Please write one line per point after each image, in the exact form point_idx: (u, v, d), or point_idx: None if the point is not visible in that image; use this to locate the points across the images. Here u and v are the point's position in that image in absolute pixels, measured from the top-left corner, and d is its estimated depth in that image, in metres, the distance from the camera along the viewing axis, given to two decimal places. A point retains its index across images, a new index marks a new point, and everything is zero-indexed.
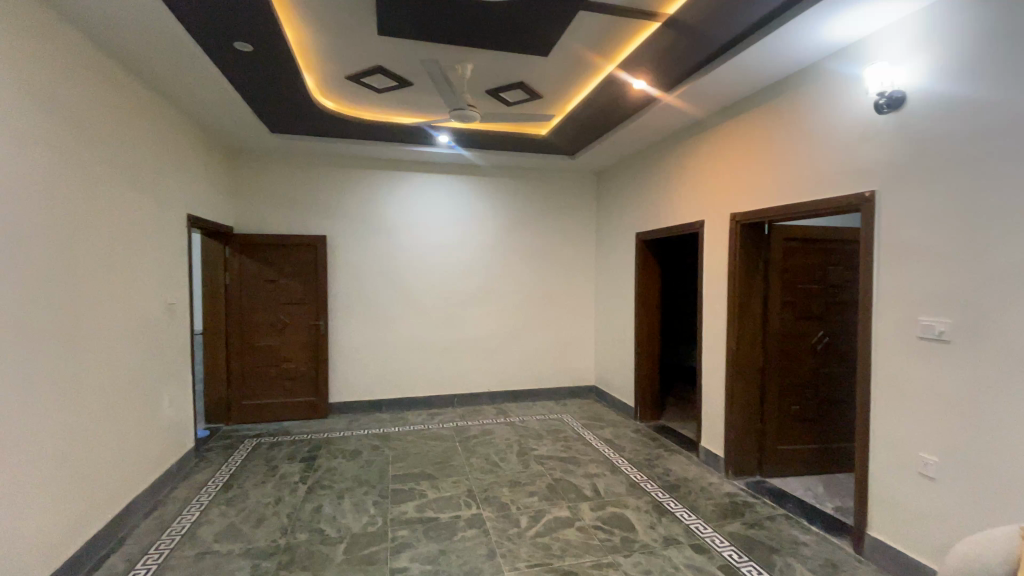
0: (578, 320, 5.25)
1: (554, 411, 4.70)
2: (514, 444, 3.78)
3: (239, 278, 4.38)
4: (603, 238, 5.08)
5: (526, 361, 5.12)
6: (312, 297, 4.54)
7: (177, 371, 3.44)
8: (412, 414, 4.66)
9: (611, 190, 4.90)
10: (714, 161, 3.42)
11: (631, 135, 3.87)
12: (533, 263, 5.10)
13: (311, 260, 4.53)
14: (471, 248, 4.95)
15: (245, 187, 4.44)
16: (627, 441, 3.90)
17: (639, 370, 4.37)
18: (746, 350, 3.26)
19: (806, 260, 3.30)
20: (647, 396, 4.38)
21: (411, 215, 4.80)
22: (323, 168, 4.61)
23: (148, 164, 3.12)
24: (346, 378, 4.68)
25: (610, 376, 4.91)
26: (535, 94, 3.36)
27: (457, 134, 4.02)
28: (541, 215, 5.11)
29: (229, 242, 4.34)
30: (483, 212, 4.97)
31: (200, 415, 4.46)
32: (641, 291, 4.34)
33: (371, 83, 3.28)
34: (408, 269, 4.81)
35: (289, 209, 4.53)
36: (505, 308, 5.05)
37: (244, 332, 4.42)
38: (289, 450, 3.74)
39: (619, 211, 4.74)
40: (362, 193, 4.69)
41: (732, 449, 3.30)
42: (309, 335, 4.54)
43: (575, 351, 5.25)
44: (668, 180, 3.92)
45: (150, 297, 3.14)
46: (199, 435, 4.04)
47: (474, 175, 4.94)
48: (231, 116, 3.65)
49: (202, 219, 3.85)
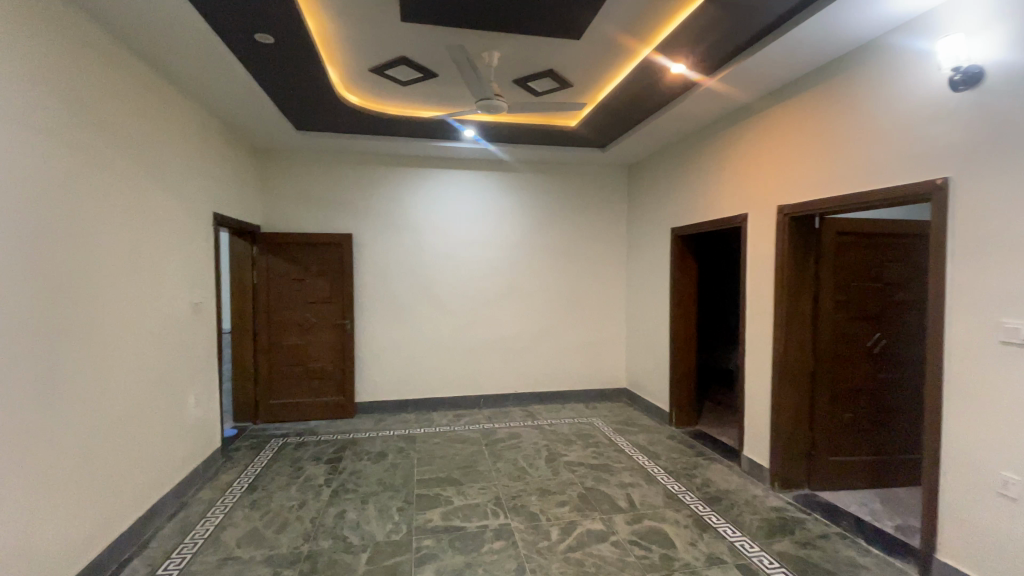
0: (608, 320, 5.06)
1: (585, 415, 4.53)
2: (543, 449, 3.63)
3: (266, 278, 4.37)
4: (635, 234, 4.87)
5: (556, 362, 4.96)
6: (338, 296, 4.49)
7: (203, 371, 3.43)
8: (438, 415, 4.56)
9: (644, 183, 4.68)
10: (759, 151, 3.19)
11: (667, 125, 3.66)
12: (561, 261, 4.94)
13: (337, 259, 4.49)
14: (498, 245, 4.81)
15: (272, 186, 4.42)
16: (662, 449, 3.70)
17: (675, 373, 4.15)
18: (795, 353, 3.02)
19: (861, 255, 3.03)
20: (684, 400, 4.16)
21: (437, 212, 4.70)
22: (349, 165, 4.55)
23: (173, 164, 3.11)
24: (372, 378, 4.62)
25: (643, 378, 4.71)
26: (565, 82, 3.20)
27: (484, 128, 3.89)
28: (570, 211, 4.94)
29: (256, 241, 4.33)
30: (510, 208, 4.83)
31: (228, 414, 4.47)
32: (677, 290, 4.12)
33: (395, 76, 3.18)
34: (435, 267, 4.71)
35: (315, 207, 4.50)
36: (533, 307, 4.90)
37: (272, 331, 4.41)
38: (315, 452, 3.69)
39: (653, 205, 4.52)
40: (388, 190, 4.62)
41: (779, 460, 3.07)
42: (335, 335, 4.50)
43: (606, 352, 5.05)
44: (708, 172, 3.70)
45: (176, 297, 3.12)
46: (227, 434, 4.05)
47: (501, 170, 4.80)
48: (256, 113, 3.60)
49: (228, 218, 3.84)
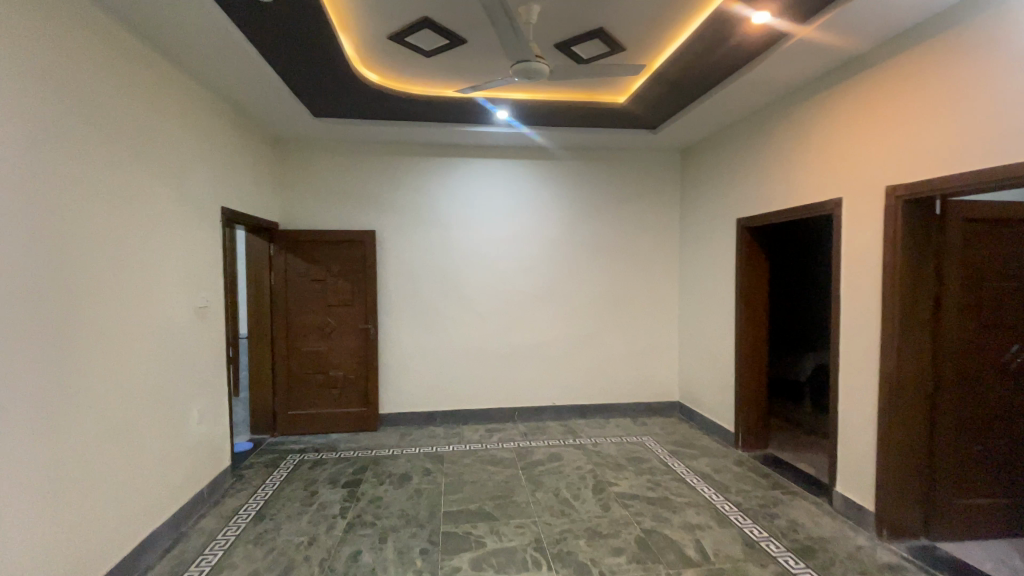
0: (658, 324, 4.50)
1: (634, 432, 4.00)
2: (589, 477, 3.13)
3: (285, 278, 4.05)
4: (690, 227, 4.31)
5: (599, 371, 4.44)
6: (360, 298, 4.12)
7: (209, 382, 3.11)
8: (469, 429, 4.13)
9: (703, 169, 4.11)
10: (859, 119, 2.60)
11: (736, 93, 3.10)
12: (606, 258, 4.42)
13: (359, 257, 4.11)
14: (534, 241, 4.34)
15: (291, 180, 4.11)
16: (730, 478, 3.15)
17: (742, 387, 3.59)
18: (911, 370, 2.41)
19: (994, 248, 2.43)
20: (753, 418, 3.59)
21: (468, 205, 4.27)
22: (374, 154, 4.18)
23: (173, 153, 2.79)
24: (398, 388, 4.24)
25: (700, 390, 4.14)
26: (616, 44, 2.70)
27: (519, 107, 3.43)
28: (616, 202, 4.41)
29: (274, 239, 4.01)
30: (547, 201, 4.34)
31: (245, 424, 4.18)
32: (745, 291, 3.55)
33: (416, 44, 2.76)
34: (465, 266, 4.28)
35: (336, 202, 4.15)
36: (574, 310, 4.40)
37: (290, 336, 4.08)
38: (332, 472, 3.31)
39: (714, 193, 3.94)
40: (415, 181, 4.22)
41: (886, 500, 2.47)
42: (357, 340, 4.13)
43: (656, 360, 4.50)
44: (789, 150, 3.12)
45: (176, 301, 2.79)
46: (241, 448, 3.74)
47: (538, 157, 4.33)
48: (268, 97, 3.26)
49: (240, 214, 3.51)
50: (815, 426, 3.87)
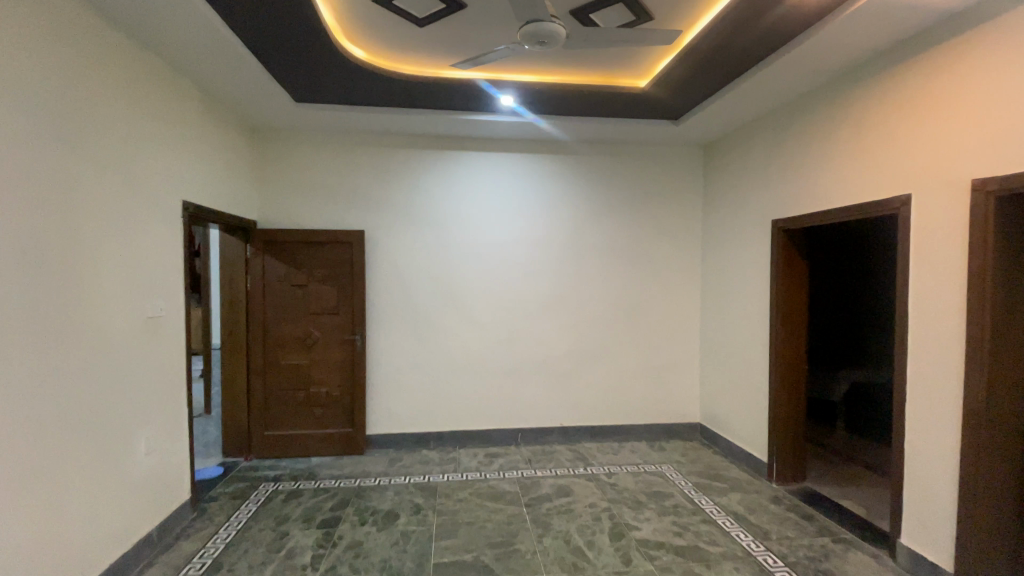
0: (677, 337, 4.07)
1: (651, 460, 3.56)
2: (604, 518, 2.69)
3: (263, 283, 3.63)
4: (715, 230, 3.88)
5: (612, 389, 4.01)
6: (347, 306, 3.70)
7: (163, 404, 2.68)
8: (466, 453, 3.69)
9: (731, 165, 3.69)
10: (937, 100, 2.18)
11: (780, 73, 2.68)
12: (620, 264, 3.99)
13: (346, 260, 3.69)
14: (541, 246, 3.92)
15: (272, 174, 3.70)
16: (769, 521, 2.71)
17: (778, 412, 3.15)
18: (1003, 405, 1.97)
19: None
20: (789, 447, 3.16)
21: (468, 204, 3.85)
22: (365, 146, 3.77)
23: (121, 135, 2.37)
24: (388, 406, 3.81)
25: (726, 412, 3.70)
26: (642, 11, 2.29)
27: (526, 92, 3.01)
28: (631, 202, 3.99)
29: (251, 239, 3.60)
30: (556, 201, 3.93)
31: (217, 445, 3.75)
32: (783, 303, 3.12)
33: (406, 9, 2.35)
34: (463, 271, 3.86)
35: (322, 198, 3.73)
36: (585, 322, 3.97)
37: (268, 348, 3.66)
38: (306, 508, 2.87)
39: (746, 192, 3.51)
40: (411, 178, 3.80)
41: (968, 560, 2.04)
42: (343, 353, 3.70)
43: (675, 377, 4.07)
44: (842, 141, 2.70)
45: (122, 311, 2.36)
46: (210, 475, 3.32)
47: (547, 151, 3.91)
48: (242, 77, 2.86)
49: (208, 209, 3.10)
50: (875, 460, 3.34)
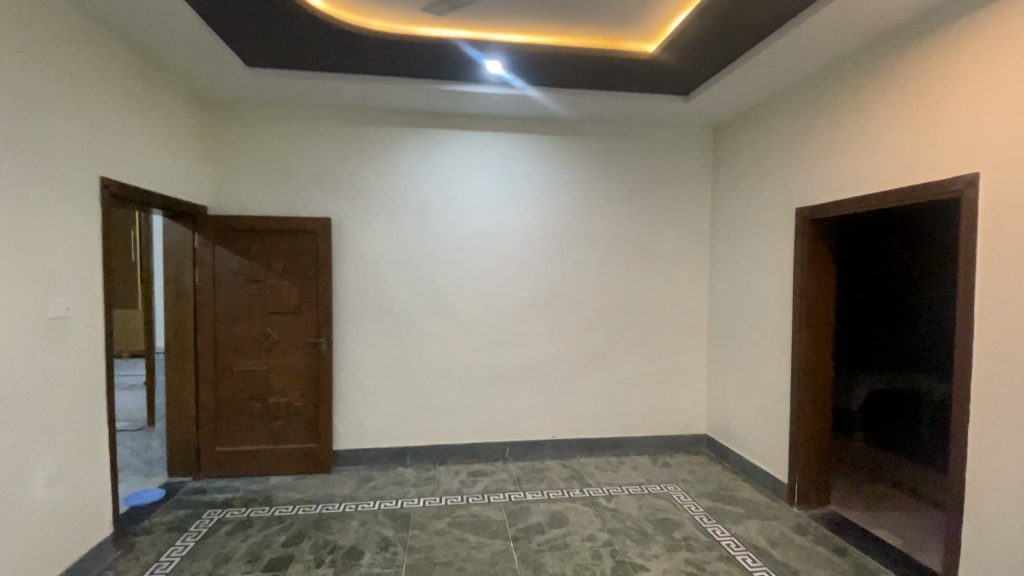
0: (682, 339, 3.67)
1: (655, 479, 3.17)
2: (605, 556, 2.29)
3: (213, 278, 3.16)
4: (725, 220, 3.49)
5: (610, 397, 3.61)
6: (311, 305, 3.25)
7: (76, 422, 2.22)
8: (446, 471, 3.27)
9: (748, 147, 3.29)
10: (1016, 55, 1.78)
11: (816, 33, 2.27)
12: (620, 259, 3.58)
13: (310, 251, 3.24)
14: (532, 237, 3.49)
15: (226, 152, 3.23)
16: (796, 557, 2.32)
17: (802, 426, 2.77)
18: None
19: None
20: (813, 466, 2.79)
21: (452, 190, 3.42)
22: (333, 121, 3.31)
23: (16, 92, 1.89)
24: (358, 417, 3.37)
25: (738, 424, 3.32)
26: None
27: (515, 55, 2.58)
28: (633, 188, 3.58)
29: (200, 227, 3.14)
30: (550, 187, 3.50)
31: (160, 463, 3.29)
32: (808, 303, 2.74)
33: None
34: (446, 266, 3.42)
35: (283, 181, 3.27)
36: (581, 323, 3.56)
37: (219, 352, 3.19)
38: (254, 544, 2.43)
39: (765, 177, 3.12)
40: (385, 158, 3.36)
41: None
42: (306, 358, 3.25)
43: (680, 383, 3.68)
44: (888, 113, 2.30)
45: (10, 311, 1.89)
46: (147, 499, 2.87)
47: (540, 130, 3.49)
48: (181, 33, 2.40)
49: (141, 190, 2.63)
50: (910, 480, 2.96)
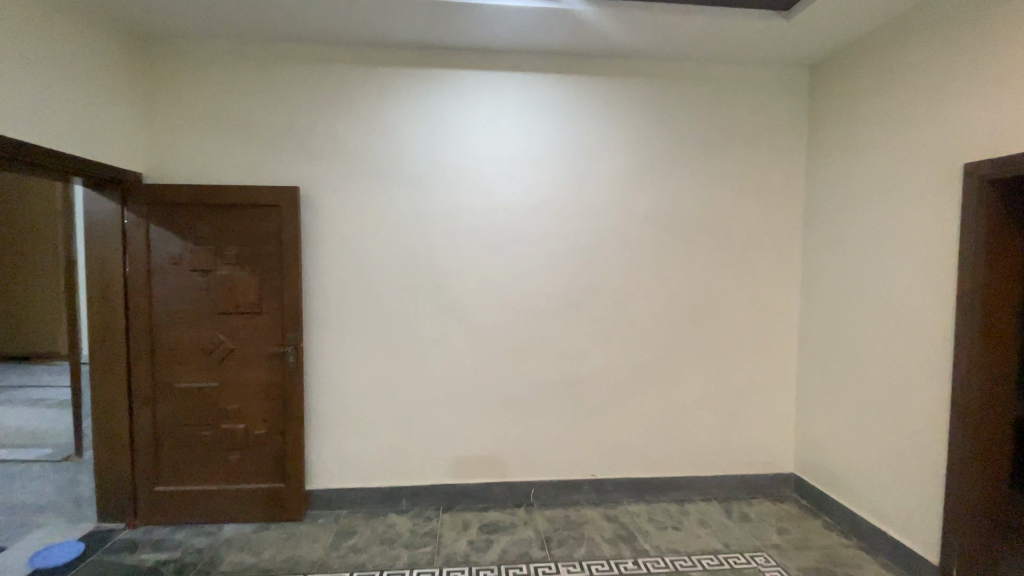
0: (764, 349, 2.79)
1: (735, 543, 2.32)
2: None
3: (149, 267, 2.42)
4: (828, 190, 2.58)
5: (666, 425, 2.76)
6: (275, 303, 2.49)
7: None
8: (451, 523, 2.48)
9: (864, 86, 2.38)
10: None
11: None
12: (682, 243, 2.71)
13: (273, 233, 2.47)
14: (564, 212, 2.65)
15: (166, 107, 2.48)
16: None
17: (967, 488, 1.88)
18: None
19: None
20: (984, 546, 1.90)
21: (457, 151, 2.59)
22: (303, 62, 2.52)
23: None
24: (339, 447, 2.61)
25: (848, 469, 2.44)
26: None
27: None
28: (699, 149, 2.70)
29: (130, 200, 2.39)
30: (588, 147, 2.65)
31: (88, 504, 2.57)
32: (982, 307, 1.84)
33: None
34: (450, 252, 2.61)
35: (240, 142, 2.50)
36: (628, 327, 2.72)
37: (158, 363, 2.46)
38: None
39: (896, 124, 2.20)
40: (368, 109, 2.55)
41: None
42: (269, 372, 2.50)
43: (758, 407, 2.80)
44: None
45: None
46: (55, 560, 2.15)
47: (575, 72, 2.63)
48: None
49: (37, 146, 1.90)
50: None
